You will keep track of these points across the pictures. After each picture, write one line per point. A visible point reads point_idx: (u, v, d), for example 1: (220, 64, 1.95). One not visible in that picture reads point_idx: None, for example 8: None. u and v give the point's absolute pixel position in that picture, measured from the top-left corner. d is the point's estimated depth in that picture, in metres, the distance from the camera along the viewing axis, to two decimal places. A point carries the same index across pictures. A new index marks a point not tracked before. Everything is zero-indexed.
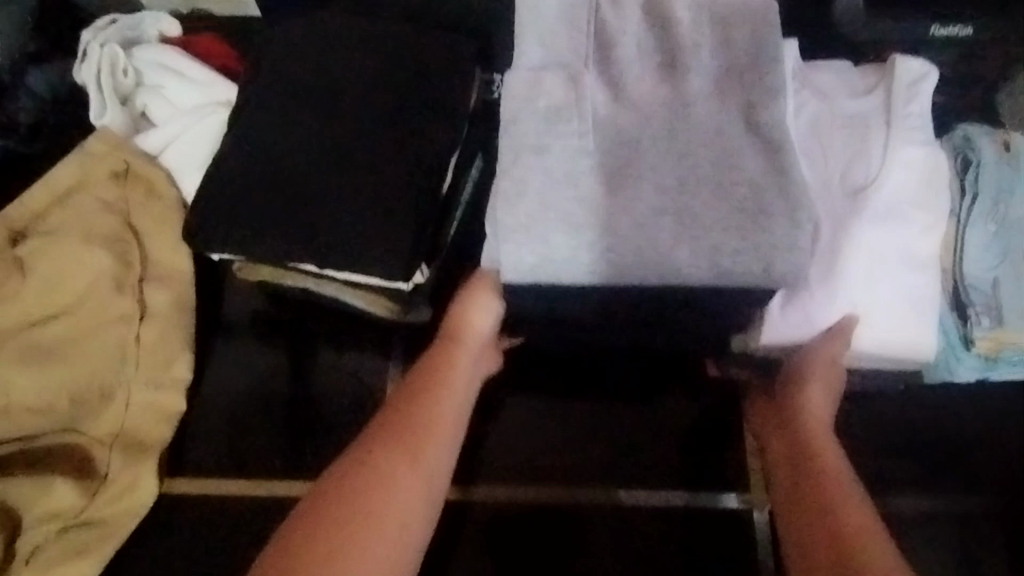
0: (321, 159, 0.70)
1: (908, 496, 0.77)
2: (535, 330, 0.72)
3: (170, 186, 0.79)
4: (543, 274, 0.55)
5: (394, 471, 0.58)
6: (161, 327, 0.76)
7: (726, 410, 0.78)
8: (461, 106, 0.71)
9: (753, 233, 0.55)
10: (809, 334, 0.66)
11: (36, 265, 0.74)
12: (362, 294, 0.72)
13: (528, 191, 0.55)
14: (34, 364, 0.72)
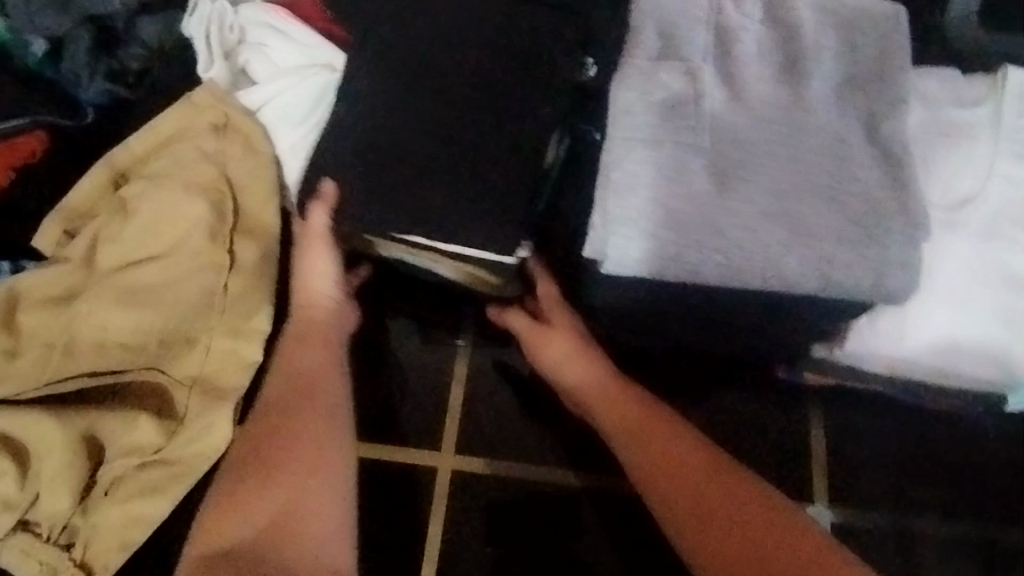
0: (419, 124, 0.67)
1: (944, 523, 0.79)
2: (612, 322, 0.71)
3: (265, 143, 0.79)
4: (647, 269, 0.54)
5: (295, 514, 0.61)
6: (249, 279, 0.77)
7: (782, 419, 0.79)
8: (565, 80, 0.67)
9: (870, 247, 0.53)
10: (899, 348, 0.66)
11: (137, 208, 0.76)
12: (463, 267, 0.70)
13: (639, 185, 0.54)
14: (126, 303, 0.74)
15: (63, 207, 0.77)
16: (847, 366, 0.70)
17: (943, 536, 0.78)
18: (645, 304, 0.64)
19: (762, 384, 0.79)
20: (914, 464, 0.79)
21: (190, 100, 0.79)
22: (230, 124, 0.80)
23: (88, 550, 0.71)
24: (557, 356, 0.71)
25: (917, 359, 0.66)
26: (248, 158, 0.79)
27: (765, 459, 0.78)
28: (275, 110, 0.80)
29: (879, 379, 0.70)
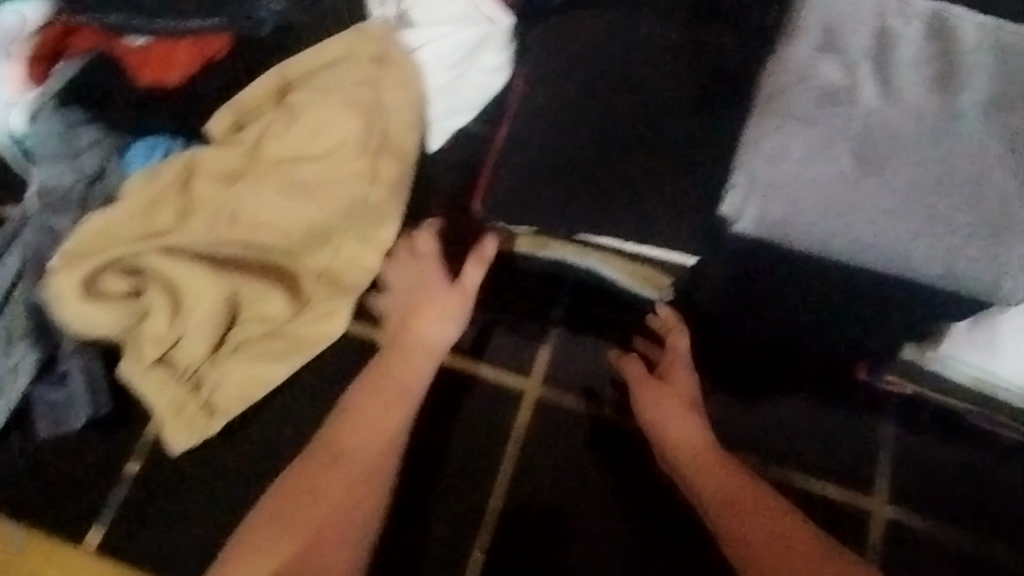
0: (578, 94, 0.74)
1: (996, 546, 0.81)
2: (716, 299, 0.75)
3: (416, 78, 0.85)
4: (779, 231, 0.61)
5: (350, 480, 0.71)
6: (388, 194, 0.83)
7: (851, 419, 0.83)
8: (711, 69, 0.73)
9: (992, 247, 0.58)
10: (992, 359, 0.70)
11: (300, 114, 0.82)
12: (627, 266, 0.77)
13: (787, 157, 0.60)
14: (279, 194, 0.81)
15: (236, 102, 0.84)
16: (932, 371, 0.74)
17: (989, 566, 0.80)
18: (761, 278, 0.69)
19: (841, 386, 0.83)
20: (971, 492, 0.82)
21: (359, 30, 0.85)
22: (390, 58, 0.85)
23: (213, 395, 0.81)
24: (665, 414, 0.76)
25: (1003, 371, 0.70)
26: (399, 91, 0.84)
27: (829, 457, 0.83)
28: (431, 51, 0.85)
29: (958, 390, 0.74)
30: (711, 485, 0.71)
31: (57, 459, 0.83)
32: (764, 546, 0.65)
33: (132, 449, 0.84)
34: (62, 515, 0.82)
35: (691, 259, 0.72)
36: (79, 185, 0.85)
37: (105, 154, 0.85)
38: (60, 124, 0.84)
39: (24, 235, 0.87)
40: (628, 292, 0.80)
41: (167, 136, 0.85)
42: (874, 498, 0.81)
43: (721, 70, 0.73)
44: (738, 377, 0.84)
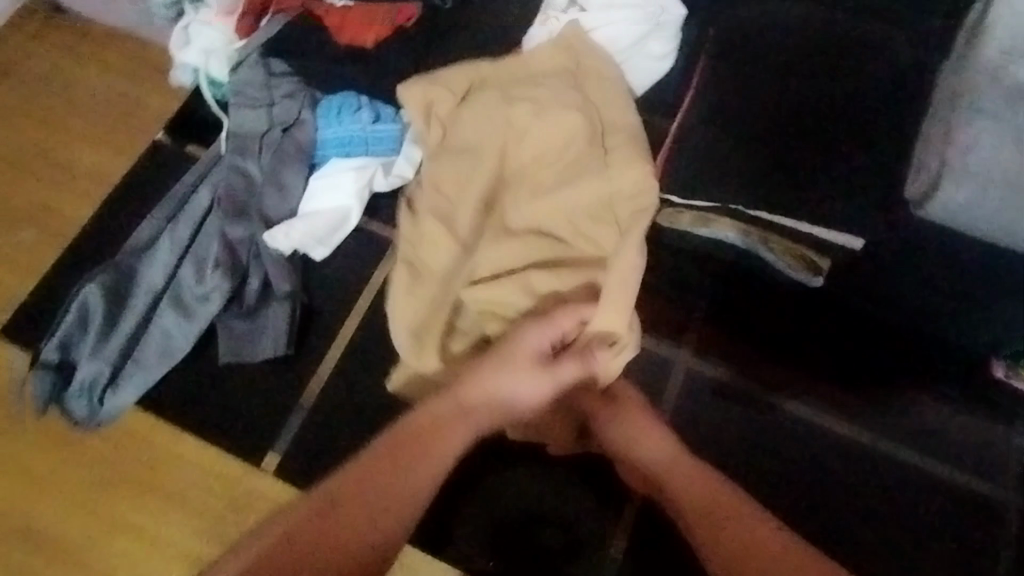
0: (753, 87, 0.81)
1: None
2: (867, 277, 0.81)
3: (592, 57, 0.89)
4: (967, 216, 0.65)
5: (371, 496, 0.62)
6: (637, 178, 0.81)
7: (989, 419, 0.84)
8: (883, 67, 0.77)
9: None
10: None
11: (517, 111, 0.86)
12: (785, 248, 0.82)
13: (980, 147, 0.64)
14: (542, 196, 0.83)
15: (432, 77, 0.88)
16: None
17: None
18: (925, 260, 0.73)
19: (981, 383, 0.85)
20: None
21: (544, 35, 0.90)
22: (571, 43, 0.89)
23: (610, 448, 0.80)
24: (634, 430, 0.73)
25: None
26: (586, 78, 0.89)
27: (970, 452, 0.83)
28: (604, 37, 0.91)
29: None
30: (699, 485, 0.69)
31: (231, 384, 0.87)
32: (746, 545, 0.64)
33: (302, 384, 0.87)
34: (229, 436, 0.85)
35: (855, 243, 0.77)
36: (272, 132, 0.92)
37: (299, 104, 0.92)
38: (260, 74, 0.92)
39: (214, 174, 0.93)
40: (780, 274, 0.86)
41: (354, 93, 0.92)
42: (1015, 494, 0.82)
43: (890, 70, 0.77)
44: (876, 369, 0.86)
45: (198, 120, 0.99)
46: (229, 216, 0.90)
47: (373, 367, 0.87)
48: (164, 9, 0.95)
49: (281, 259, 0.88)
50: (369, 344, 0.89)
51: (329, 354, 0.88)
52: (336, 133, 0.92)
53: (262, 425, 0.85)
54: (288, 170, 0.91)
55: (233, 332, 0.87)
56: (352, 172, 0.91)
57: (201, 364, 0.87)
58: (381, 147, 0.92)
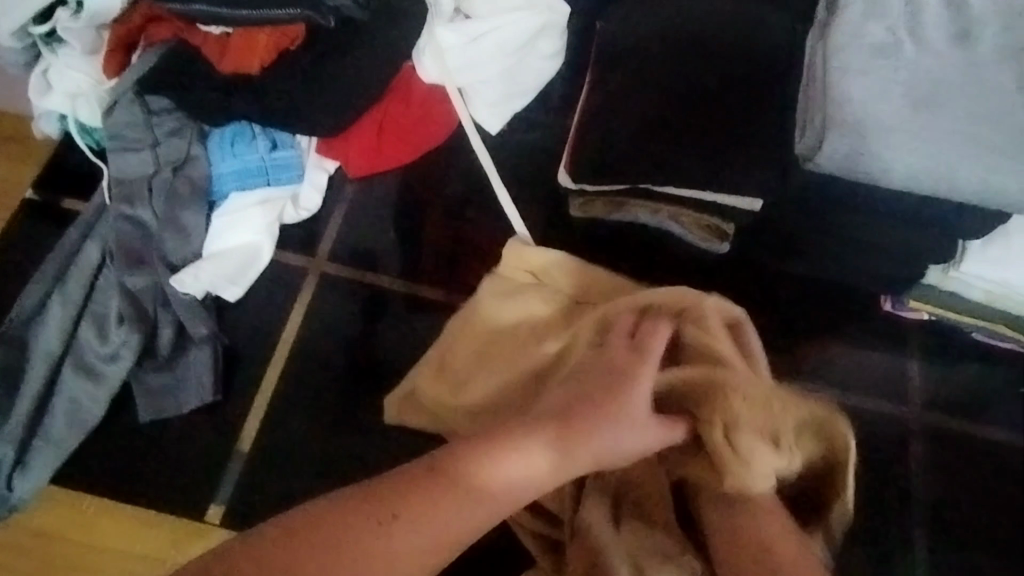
0: (639, 74, 0.84)
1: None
2: (764, 235, 0.87)
3: (479, 69, 0.92)
4: (850, 161, 0.73)
5: (370, 540, 0.59)
6: (653, 316, 0.74)
7: (883, 347, 0.94)
8: (754, 43, 0.83)
9: None
10: (1005, 269, 0.83)
11: (485, 328, 0.83)
12: (691, 218, 0.88)
13: (852, 99, 0.73)
14: (544, 369, 0.80)
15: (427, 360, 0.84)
16: (950, 294, 0.87)
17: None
18: (805, 208, 0.82)
19: (873, 317, 0.95)
20: (999, 399, 0.93)
21: (438, 63, 0.92)
22: (460, 57, 0.91)
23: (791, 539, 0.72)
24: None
25: (1017, 285, 0.83)
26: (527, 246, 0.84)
27: (875, 381, 0.93)
28: (495, 41, 0.92)
29: (973, 308, 0.88)
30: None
31: (157, 445, 0.82)
32: None
33: (235, 432, 0.83)
34: (163, 498, 0.80)
35: (757, 202, 0.82)
36: (162, 172, 0.87)
37: (187, 140, 0.88)
38: (138, 113, 0.87)
39: (101, 226, 0.86)
40: (691, 245, 0.91)
41: (246, 123, 0.89)
42: (916, 410, 0.92)
43: (761, 43, 0.84)
44: (784, 316, 0.93)
45: (72, 171, 0.92)
46: (127, 268, 0.83)
47: (310, 402, 0.85)
48: (18, 52, 0.87)
49: (193, 305, 0.84)
50: (301, 377, 0.86)
51: (260, 396, 0.85)
52: (233, 166, 0.88)
53: (199, 481, 0.81)
54: (184, 210, 0.86)
55: (152, 390, 0.82)
56: (258, 206, 0.88)
57: (121, 429, 0.82)
58: (284, 175, 0.89)
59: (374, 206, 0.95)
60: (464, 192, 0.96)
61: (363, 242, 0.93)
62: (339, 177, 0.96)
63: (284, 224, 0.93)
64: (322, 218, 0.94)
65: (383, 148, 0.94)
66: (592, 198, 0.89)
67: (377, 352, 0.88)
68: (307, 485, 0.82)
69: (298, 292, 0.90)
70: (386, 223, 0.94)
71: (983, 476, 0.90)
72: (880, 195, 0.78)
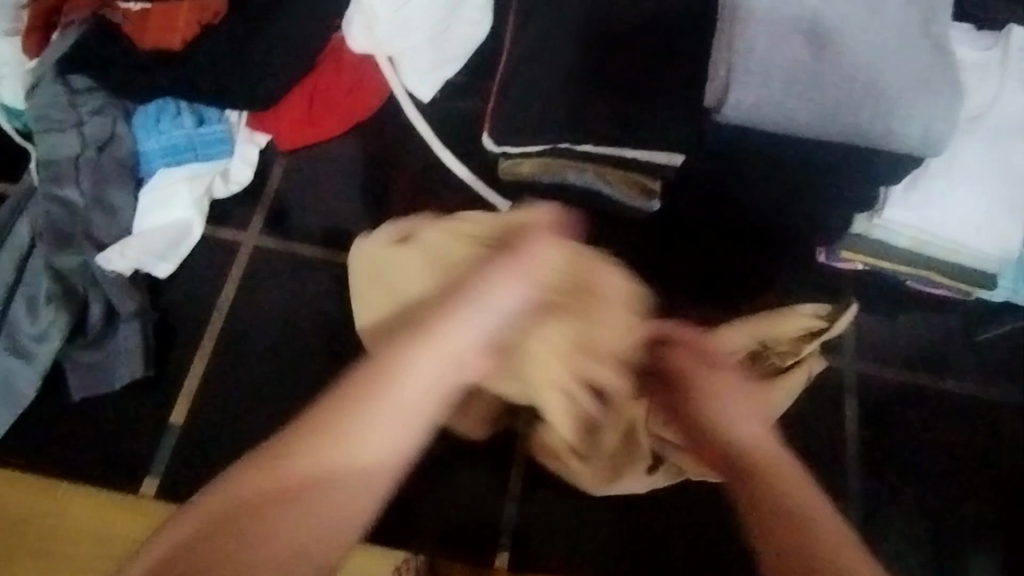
0: (555, 36, 0.85)
1: (947, 393, 0.94)
2: (686, 193, 0.88)
3: (406, 35, 0.91)
4: (754, 112, 0.75)
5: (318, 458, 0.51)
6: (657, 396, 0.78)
7: (810, 299, 0.95)
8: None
9: (922, 105, 0.74)
10: (920, 216, 0.84)
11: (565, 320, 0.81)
12: (619, 176, 0.88)
13: (755, 49, 0.74)
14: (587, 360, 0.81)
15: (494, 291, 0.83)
16: (879, 242, 0.88)
17: (955, 401, 0.94)
18: (726, 162, 0.82)
19: (809, 266, 0.96)
20: (931, 343, 0.95)
21: (366, 32, 0.91)
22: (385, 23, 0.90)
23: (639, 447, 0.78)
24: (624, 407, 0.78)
25: (938, 228, 0.84)
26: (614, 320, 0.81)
27: None
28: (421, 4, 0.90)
29: (902, 256, 0.88)
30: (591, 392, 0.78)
31: (93, 418, 0.85)
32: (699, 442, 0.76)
33: (170, 404, 0.86)
34: (100, 470, 0.84)
35: (679, 155, 0.82)
36: (87, 151, 0.87)
37: (111, 118, 0.88)
38: (60, 93, 0.87)
39: (30, 207, 0.86)
40: (624, 206, 0.91)
41: (171, 99, 0.89)
42: (851, 357, 0.94)
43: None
44: (713, 274, 0.95)
45: (3, 154, 0.92)
46: (55, 248, 0.84)
47: (243, 373, 0.88)
48: None
49: (121, 282, 0.85)
50: (235, 350, 0.89)
51: (193, 368, 0.87)
52: (158, 142, 0.89)
53: (135, 453, 0.84)
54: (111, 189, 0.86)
55: (84, 365, 0.84)
56: (186, 181, 0.88)
57: (56, 403, 0.85)
58: (210, 150, 0.89)
59: (304, 181, 0.95)
60: (394, 162, 0.96)
61: (293, 216, 0.94)
62: (272, 151, 0.96)
63: (217, 199, 0.93)
64: (255, 192, 0.94)
65: (316, 121, 0.94)
66: (516, 161, 0.89)
67: (312, 323, 0.90)
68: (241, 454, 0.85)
69: (231, 267, 0.91)
70: (319, 196, 0.95)
71: (916, 418, 0.93)
72: (790, 145, 0.79)
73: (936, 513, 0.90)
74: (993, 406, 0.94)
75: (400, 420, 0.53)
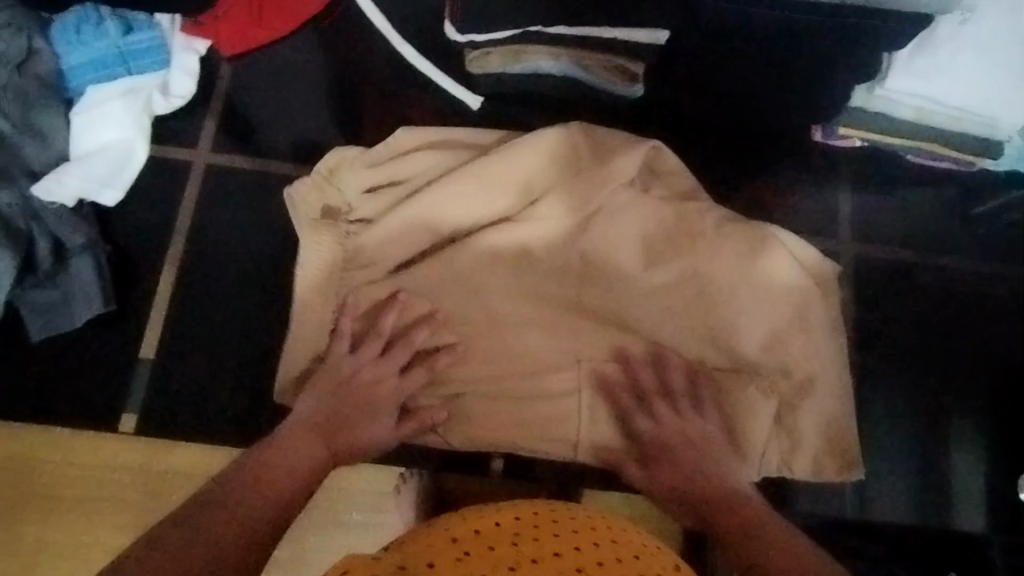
0: None
1: (949, 266, 0.91)
2: (671, 74, 0.81)
3: None
4: None
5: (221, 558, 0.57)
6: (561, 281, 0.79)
7: (805, 182, 0.91)
8: None
9: None
10: (927, 82, 0.77)
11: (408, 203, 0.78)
12: (595, 60, 0.82)
13: None
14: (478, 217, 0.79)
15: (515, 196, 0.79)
16: (882, 115, 0.82)
17: (954, 279, 0.91)
18: (717, 30, 0.73)
19: (802, 150, 0.90)
20: (930, 217, 0.92)
21: None
22: None
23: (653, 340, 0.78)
24: (634, 310, 0.78)
25: (945, 97, 0.77)
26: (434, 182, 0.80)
27: (806, 215, 0.90)
28: None
29: (906, 128, 0.82)
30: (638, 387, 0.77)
31: (56, 360, 0.80)
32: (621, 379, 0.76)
33: (136, 340, 0.82)
34: (72, 416, 0.80)
35: (666, 32, 0.77)
36: (5, 72, 0.77)
37: (25, 33, 0.78)
38: None
39: None
40: (602, 91, 0.86)
41: (90, 4, 0.80)
42: (846, 244, 0.90)
43: None
44: (703, 160, 0.89)
45: None
46: None
47: (209, 303, 0.83)
48: None
49: (65, 212, 0.79)
50: (200, 277, 0.83)
51: (158, 300, 0.82)
52: (84, 55, 0.79)
53: (108, 393, 0.80)
54: (39, 112, 0.78)
55: (41, 307, 0.79)
56: (120, 99, 0.80)
57: (14, 348, 0.80)
58: (144, 60, 0.81)
59: (255, 88, 0.87)
60: (350, 62, 0.88)
61: (246, 129, 0.86)
62: (214, 58, 0.87)
63: (158, 116, 0.85)
64: (201, 104, 0.86)
65: (258, 17, 0.85)
66: (481, 56, 0.83)
67: (279, 243, 0.84)
68: (207, 383, 0.81)
69: (183, 187, 0.85)
70: (273, 105, 0.87)
71: (914, 295, 0.90)
72: (785, 9, 0.69)
73: (937, 387, 0.88)
74: (973, 278, 0.91)
75: None
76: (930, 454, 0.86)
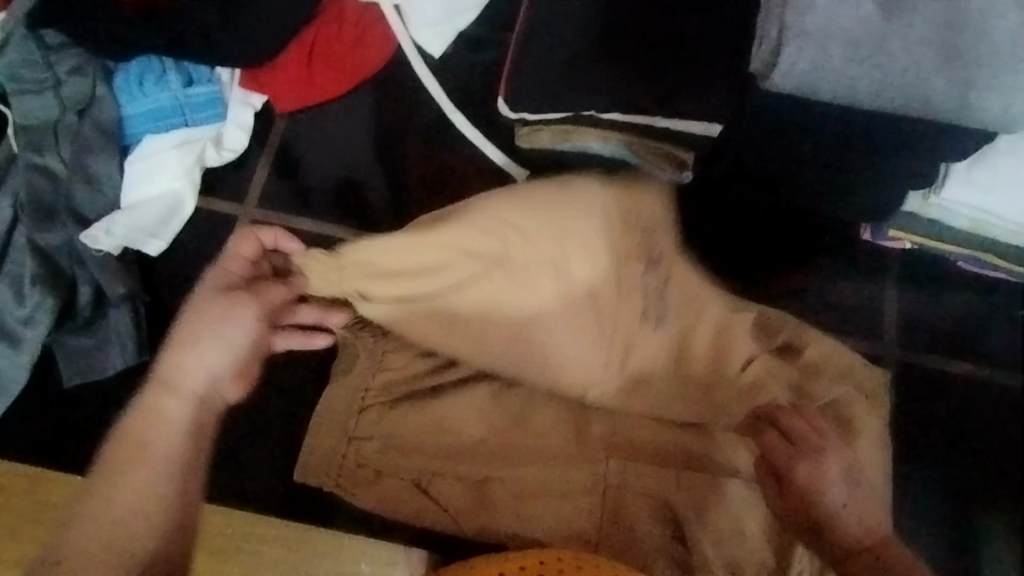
0: None
1: (994, 377, 0.88)
2: (720, 166, 0.80)
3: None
4: (806, 82, 0.64)
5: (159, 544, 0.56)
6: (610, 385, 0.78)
7: (848, 280, 0.89)
8: None
9: (1006, 75, 0.63)
10: (987, 196, 0.75)
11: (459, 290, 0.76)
12: (645, 144, 0.81)
13: (816, 7, 0.63)
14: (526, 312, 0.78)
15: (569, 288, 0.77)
16: (935, 222, 0.80)
17: (998, 391, 0.88)
18: (771, 131, 0.72)
19: (850, 247, 0.89)
20: (978, 325, 0.89)
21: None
22: None
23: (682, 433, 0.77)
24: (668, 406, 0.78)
25: (1004, 212, 0.75)
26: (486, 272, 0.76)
27: (848, 312, 0.88)
28: None
29: (959, 236, 0.80)
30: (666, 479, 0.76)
31: (85, 402, 0.81)
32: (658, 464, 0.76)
33: None
34: (93, 459, 0.80)
35: (719, 128, 0.75)
36: (67, 117, 0.80)
37: (89, 80, 0.80)
38: (33, 50, 0.78)
39: (10, 178, 0.79)
40: (651, 176, 0.85)
41: (155, 56, 0.82)
42: (889, 347, 0.88)
43: None
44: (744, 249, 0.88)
45: None
46: (38, 223, 0.78)
47: None
48: None
49: (108, 259, 0.79)
50: None
51: None
52: (145, 106, 0.81)
53: None
54: (93, 158, 0.79)
55: (74, 351, 0.80)
56: (175, 150, 0.81)
57: (46, 386, 0.81)
58: (200, 113, 0.82)
59: (306, 145, 0.88)
60: (401, 127, 0.89)
61: (293, 186, 0.87)
62: (268, 112, 0.88)
63: (209, 168, 0.86)
64: (251, 157, 0.88)
65: (315, 78, 0.86)
66: (529, 133, 0.83)
67: None
68: None
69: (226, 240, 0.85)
70: (323, 163, 0.88)
71: (955, 404, 0.87)
72: (843, 115, 0.69)
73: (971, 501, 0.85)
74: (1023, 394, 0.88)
75: (187, 390, 0.61)
76: (963, 574, 0.83)
